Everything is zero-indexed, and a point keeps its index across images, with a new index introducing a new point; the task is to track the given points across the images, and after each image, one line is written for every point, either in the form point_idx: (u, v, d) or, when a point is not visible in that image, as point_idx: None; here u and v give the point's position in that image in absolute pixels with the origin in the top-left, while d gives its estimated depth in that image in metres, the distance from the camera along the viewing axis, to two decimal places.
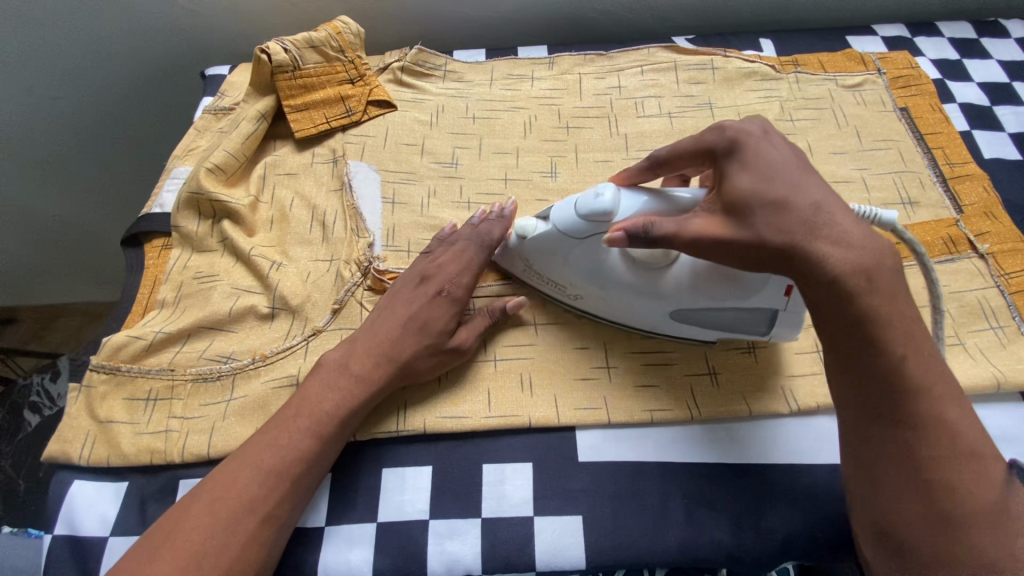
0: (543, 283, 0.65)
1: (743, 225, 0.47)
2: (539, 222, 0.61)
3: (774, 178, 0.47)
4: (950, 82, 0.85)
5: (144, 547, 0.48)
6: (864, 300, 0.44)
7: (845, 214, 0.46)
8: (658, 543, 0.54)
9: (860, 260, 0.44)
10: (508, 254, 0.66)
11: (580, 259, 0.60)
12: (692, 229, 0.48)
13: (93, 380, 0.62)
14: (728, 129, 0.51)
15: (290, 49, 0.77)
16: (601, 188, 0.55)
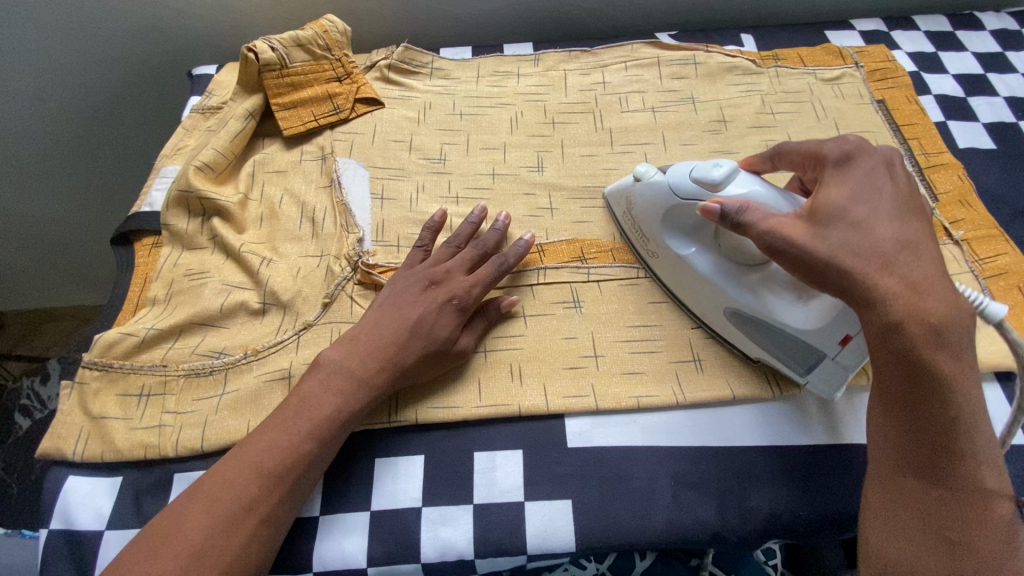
0: (635, 233, 0.69)
1: (820, 241, 0.49)
2: (658, 173, 0.65)
3: (871, 205, 0.50)
4: (926, 75, 0.87)
5: (141, 545, 0.48)
6: (922, 344, 0.44)
7: (929, 257, 0.47)
8: (644, 524, 0.56)
9: (933, 310, 0.44)
10: (619, 191, 0.70)
11: (678, 214, 0.63)
12: (767, 223, 0.51)
13: (86, 377, 0.62)
14: (842, 150, 0.54)
15: (277, 47, 0.78)
16: (722, 160, 0.58)
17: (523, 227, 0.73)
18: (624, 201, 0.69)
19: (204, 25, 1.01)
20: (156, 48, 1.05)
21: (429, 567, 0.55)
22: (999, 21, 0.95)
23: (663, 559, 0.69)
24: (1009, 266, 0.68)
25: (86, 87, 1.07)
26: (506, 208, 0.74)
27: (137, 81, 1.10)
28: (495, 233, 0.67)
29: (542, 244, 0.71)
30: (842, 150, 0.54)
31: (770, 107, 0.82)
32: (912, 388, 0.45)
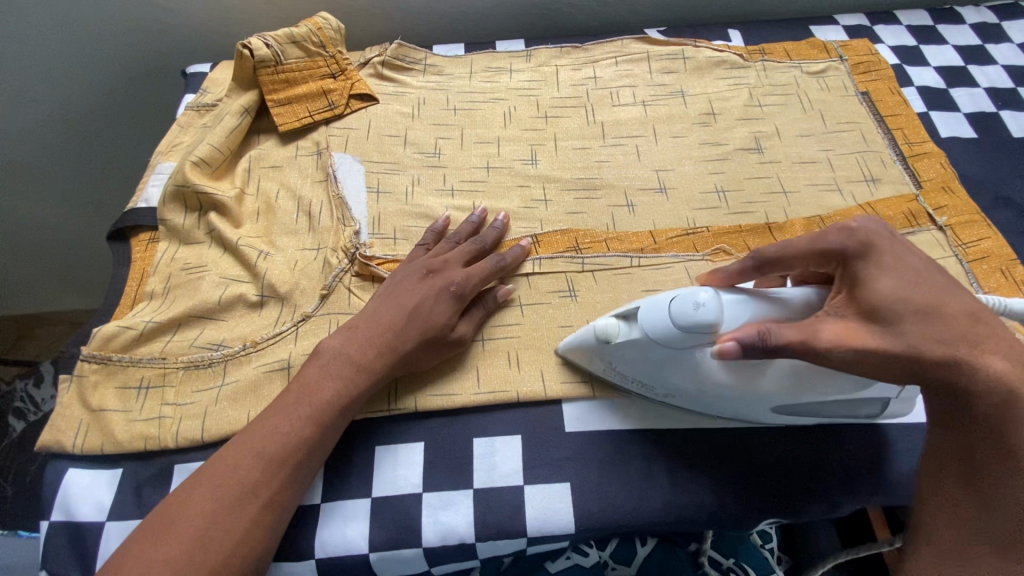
0: (618, 379, 0.59)
1: (915, 332, 0.45)
2: (621, 323, 0.55)
3: (931, 283, 0.47)
4: (909, 67, 0.89)
5: (146, 530, 0.49)
6: (1021, 421, 0.45)
7: (995, 323, 0.47)
8: (642, 505, 0.57)
9: (1015, 378, 0.45)
10: (580, 354, 0.60)
11: (673, 365, 0.54)
12: (835, 339, 0.45)
13: (84, 370, 0.62)
14: (860, 232, 0.49)
15: (272, 44, 0.79)
16: (698, 294, 0.50)
17: (518, 219, 0.74)
18: (592, 357, 0.59)
19: (197, 25, 1.01)
20: (149, 49, 1.05)
21: (430, 552, 0.56)
22: (978, 15, 0.98)
23: (663, 544, 0.70)
24: (991, 250, 0.70)
25: (79, 88, 1.07)
26: (501, 200, 0.75)
27: (130, 82, 1.10)
28: (484, 242, 0.68)
29: (536, 235, 0.72)
30: (860, 230, 0.49)
31: (758, 100, 0.84)
32: (1018, 466, 0.46)
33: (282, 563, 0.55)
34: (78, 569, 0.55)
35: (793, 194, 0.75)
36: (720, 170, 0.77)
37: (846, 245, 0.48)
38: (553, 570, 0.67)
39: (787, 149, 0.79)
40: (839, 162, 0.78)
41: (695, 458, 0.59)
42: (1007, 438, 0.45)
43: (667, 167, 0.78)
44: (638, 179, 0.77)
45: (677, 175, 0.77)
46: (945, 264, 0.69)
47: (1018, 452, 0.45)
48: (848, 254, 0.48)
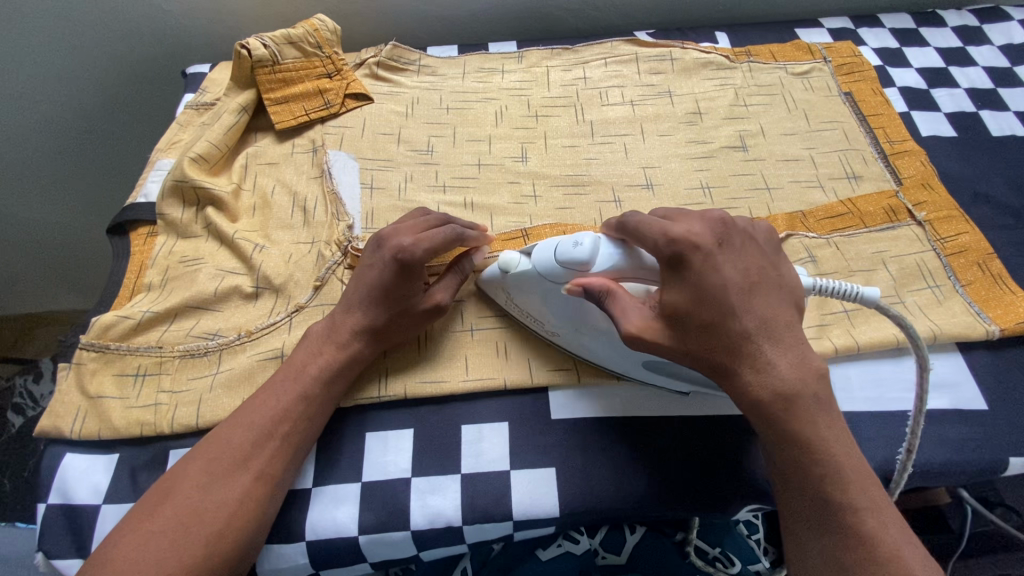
0: (524, 315, 0.64)
1: (681, 339, 0.51)
2: (522, 257, 0.61)
3: (713, 300, 0.50)
4: (891, 68, 0.92)
5: (145, 504, 0.52)
6: (785, 417, 0.49)
7: (780, 337, 0.50)
8: (624, 489, 0.58)
9: (780, 386, 0.49)
10: (491, 280, 0.66)
11: (557, 299, 0.60)
12: (629, 326, 0.52)
13: (83, 358, 0.64)
14: (679, 238, 0.51)
15: (269, 44, 0.81)
16: (580, 236, 0.57)
17: (507, 214, 0.76)
18: (500, 288, 0.65)
19: (197, 28, 1.03)
20: (150, 51, 1.07)
21: (418, 535, 0.57)
22: (959, 19, 1.00)
23: (651, 533, 0.71)
24: (969, 244, 0.71)
25: (81, 89, 1.09)
26: (492, 195, 0.77)
27: (131, 83, 1.12)
28: (444, 214, 0.65)
29: (526, 229, 0.74)
30: (679, 235, 0.51)
31: (743, 100, 0.86)
32: (792, 456, 0.49)
33: (272, 545, 0.57)
34: (74, 551, 0.57)
35: (777, 190, 0.77)
36: (706, 167, 0.79)
37: (659, 247, 0.52)
38: (544, 558, 0.67)
39: (771, 147, 0.81)
40: (822, 160, 0.80)
41: (674, 445, 0.60)
42: (775, 433, 0.50)
43: (654, 165, 0.79)
44: (625, 176, 0.79)
45: (664, 172, 0.79)
46: (923, 258, 0.71)
47: (791, 443, 0.49)
48: (660, 257, 0.52)
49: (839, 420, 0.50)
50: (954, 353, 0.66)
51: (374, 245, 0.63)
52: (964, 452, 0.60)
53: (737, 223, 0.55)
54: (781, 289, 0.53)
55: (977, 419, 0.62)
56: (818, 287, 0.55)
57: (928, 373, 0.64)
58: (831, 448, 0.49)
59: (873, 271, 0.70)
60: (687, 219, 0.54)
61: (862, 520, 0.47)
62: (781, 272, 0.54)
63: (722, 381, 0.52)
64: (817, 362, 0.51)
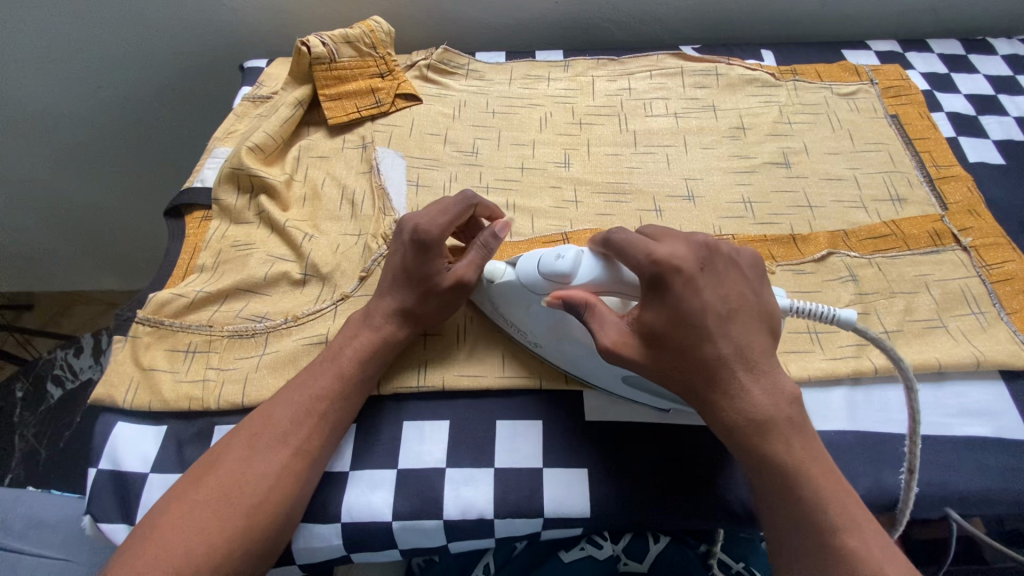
0: (509, 326, 0.64)
1: (659, 365, 0.51)
2: (508, 268, 0.61)
3: (689, 323, 0.50)
4: (938, 93, 0.91)
5: (192, 473, 0.54)
6: (761, 439, 0.49)
7: (755, 361, 0.50)
8: (655, 495, 0.59)
9: (757, 410, 0.50)
10: (479, 292, 0.66)
11: (539, 311, 0.59)
12: (605, 340, 0.52)
13: (138, 332, 0.67)
14: (662, 258, 0.50)
15: (328, 43, 0.84)
16: (565, 249, 0.55)
17: (548, 217, 0.77)
18: (485, 298, 0.65)
19: (251, 25, 1.06)
20: (206, 46, 1.10)
21: (450, 525, 0.58)
22: (1010, 47, 0.99)
23: (676, 544, 0.69)
24: (1015, 272, 0.70)
25: (138, 79, 1.13)
26: (534, 198, 0.79)
27: (188, 76, 1.15)
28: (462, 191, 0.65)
29: (567, 232, 0.75)
30: (662, 258, 0.50)
31: (788, 118, 0.86)
32: (772, 480, 0.49)
33: (309, 525, 0.58)
34: (121, 515, 0.59)
35: (819, 209, 0.77)
36: (747, 182, 0.79)
37: (641, 267, 0.51)
38: (566, 560, 0.67)
39: (815, 165, 0.81)
40: (866, 181, 0.80)
41: (697, 456, 0.61)
42: (750, 454, 0.50)
43: (696, 176, 0.80)
44: (667, 186, 0.79)
45: (705, 185, 0.79)
46: (968, 283, 0.70)
47: (766, 464, 0.49)
48: (642, 279, 0.51)
49: (814, 441, 0.50)
50: (997, 380, 0.65)
51: (396, 232, 0.65)
52: (1003, 482, 0.59)
53: (722, 245, 0.54)
54: (757, 312, 0.52)
55: (1019, 450, 0.61)
56: (796, 308, 0.55)
57: (968, 399, 0.64)
58: (807, 469, 0.49)
59: (916, 294, 0.69)
60: (672, 240, 0.53)
61: (838, 540, 0.46)
62: (758, 295, 0.53)
63: (698, 406, 0.52)
64: (790, 386, 0.51)
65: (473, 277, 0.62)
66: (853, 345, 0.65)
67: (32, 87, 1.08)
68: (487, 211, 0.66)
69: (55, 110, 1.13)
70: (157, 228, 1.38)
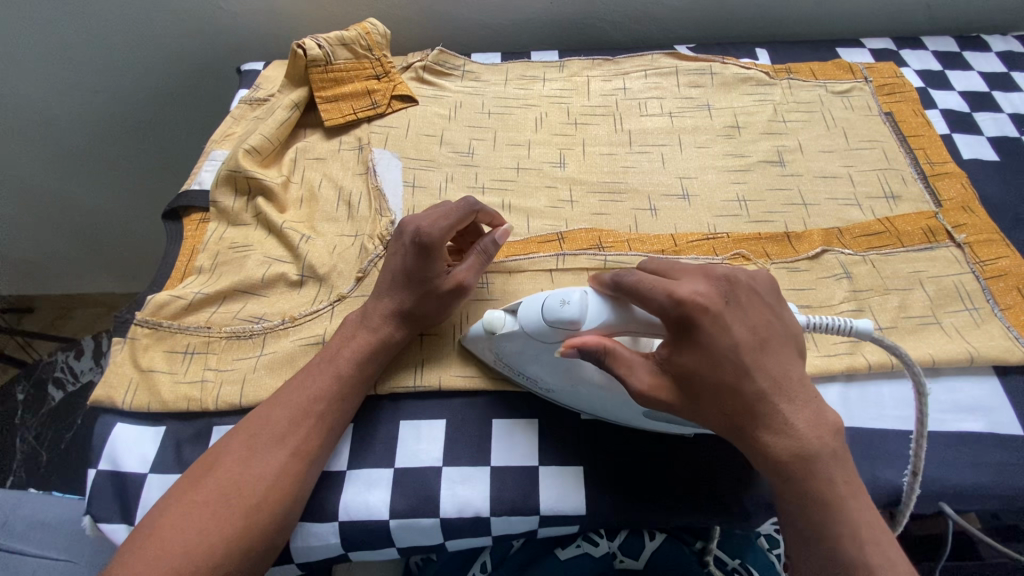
0: (514, 375, 0.63)
1: (695, 405, 0.51)
2: (507, 317, 0.60)
3: (725, 357, 0.49)
4: (933, 91, 0.92)
5: (191, 473, 0.55)
6: (808, 478, 0.48)
7: (794, 394, 0.50)
8: (650, 492, 0.59)
9: (802, 447, 0.48)
10: (476, 343, 0.64)
11: (548, 360, 0.58)
12: (640, 385, 0.51)
13: (137, 333, 0.68)
14: (685, 297, 0.50)
15: (324, 45, 0.84)
16: (569, 293, 0.55)
17: (544, 216, 0.77)
18: (484, 348, 0.63)
19: (248, 29, 1.07)
20: (203, 49, 1.10)
21: (447, 523, 0.58)
22: (1005, 44, 0.99)
23: (671, 541, 0.70)
24: (1009, 268, 0.71)
25: (137, 83, 1.13)
26: (529, 199, 0.79)
27: (185, 80, 1.15)
28: (463, 196, 0.65)
29: (563, 232, 0.75)
30: (685, 296, 0.50)
31: (782, 116, 0.86)
32: (822, 525, 0.48)
33: (307, 523, 0.59)
34: (121, 515, 0.59)
35: (814, 206, 0.77)
36: (741, 181, 0.80)
37: (664, 309, 0.50)
38: (562, 557, 0.68)
39: (809, 164, 0.81)
40: (860, 178, 0.80)
41: (692, 455, 0.61)
42: (798, 495, 0.49)
43: (690, 175, 0.81)
44: (661, 185, 0.80)
45: (700, 183, 0.80)
46: (962, 280, 0.70)
47: (815, 507, 0.48)
48: (668, 319, 0.51)
49: (856, 474, 0.49)
50: (991, 376, 0.65)
51: (396, 234, 0.65)
52: (997, 477, 0.59)
53: (743, 277, 0.54)
54: (788, 342, 0.52)
55: (1013, 445, 0.61)
56: (813, 323, 0.54)
57: (963, 395, 0.64)
58: (852, 506, 0.47)
59: (910, 291, 0.70)
60: (691, 278, 0.53)
61: None
62: (786, 323, 0.53)
63: (741, 445, 0.51)
64: (832, 417, 0.50)
65: (472, 281, 0.64)
66: (847, 342, 0.66)
67: (31, 91, 1.09)
68: (486, 218, 0.67)
69: (54, 114, 1.13)
70: (158, 229, 1.39)
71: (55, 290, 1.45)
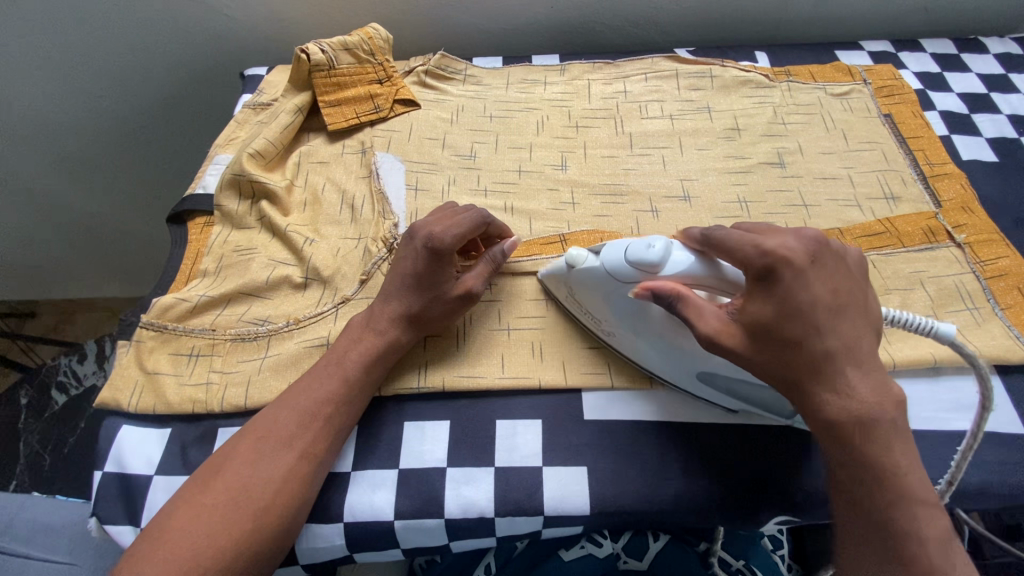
0: (582, 312, 0.66)
1: (758, 356, 0.51)
2: (589, 256, 0.61)
3: (799, 318, 0.50)
4: (931, 92, 0.92)
5: (197, 479, 0.55)
6: (859, 439, 0.50)
7: (862, 361, 0.51)
8: (655, 494, 0.59)
9: (860, 409, 0.50)
10: (556, 278, 0.66)
11: (621, 300, 0.60)
12: (706, 328, 0.52)
13: (143, 336, 0.68)
14: (771, 251, 0.50)
15: (327, 50, 0.85)
16: (654, 239, 0.56)
17: (546, 219, 0.78)
18: (562, 283, 0.66)
19: (251, 34, 1.07)
20: (206, 54, 1.11)
21: (452, 523, 0.59)
22: (1003, 46, 1.00)
23: (675, 542, 0.71)
24: (1009, 268, 0.71)
25: (140, 89, 1.14)
26: (531, 201, 0.79)
27: (187, 85, 1.16)
28: (475, 207, 0.67)
29: (565, 234, 0.75)
30: (773, 249, 0.50)
31: (782, 118, 0.87)
32: (866, 481, 0.49)
33: (312, 524, 0.59)
34: (126, 517, 0.59)
35: (814, 208, 0.78)
36: (742, 182, 0.80)
37: (749, 259, 0.51)
38: (567, 559, 0.68)
39: (809, 165, 0.82)
40: (860, 179, 0.80)
41: (698, 457, 0.61)
42: (847, 454, 0.50)
43: (691, 177, 0.81)
44: (663, 187, 0.80)
45: (701, 185, 0.80)
46: (962, 280, 0.71)
47: (860, 464, 0.50)
48: (749, 270, 0.51)
49: (912, 448, 0.50)
50: (992, 375, 0.65)
51: (406, 238, 0.66)
52: (998, 475, 0.60)
53: (832, 243, 0.53)
54: (865, 313, 0.52)
55: (1014, 443, 0.61)
56: (893, 317, 0.55)
57: (966, 395, 0.64)
58: (905, 475, 0.49)
59: (911, 291, 0.70)
60: (780, 233, 0.53)
61: (928, 547, 0.48)
62: (866, 296, 0.53)
63: (796, 398, 0.52)
64: (894, 389, 0.51)
65: (480, 288, 0.65)
66: None
67: (35, 97, 1.09)
68: (496, 230, 0.69)
69: (57, 120, 1.14)
70: (161, 233, 1.40)
71: (57, 296, 1.46)
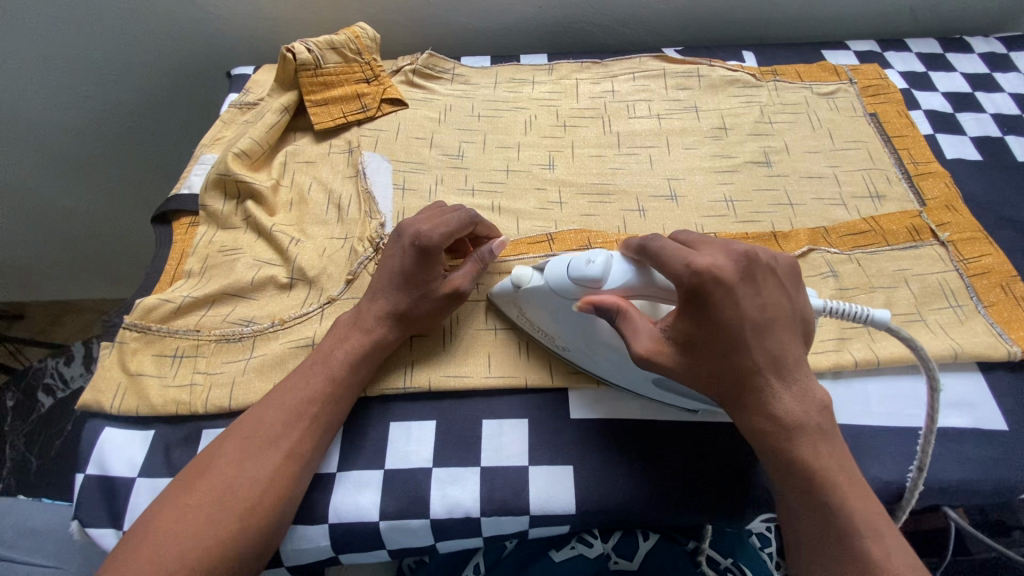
0: (535, 330, 0.65)
1: (691, 371, 0.52)
2: (534, 274, 0.61)
3: (725, 333, 0.50)
4: (916, 91, 0.93)
5: (181, 482, 0.55)
6: (789, 446, 0.50)
7: (789, 371, 0.51)
8: (642, 493, 0.59)
9: (788, 417, 0.50)
10: (504, 297, 0.66)
11: (567, 315, 0.60)
12: (640, 348, 0.52)
13: (126, 337, 0.67)
14: (701, 269, 0.50)
15: (313, 49, 0.85)
16: (595, 253, 0.57)
17: (533, 218, 0.78)
18: (511, 302, 0.66)
19: (238, 33, 1.07)
20: (193, 53, 1.10)
21: (437, 523, 0.59)
22: (987, 45, 1.01)
23: (664, 540, 0.70)
24: (992, 266, 0.72)
25: (126, 88, 1.13)
26: (518, 200, 0.79)
27: (174, 84, 1.16)
28: (462, 207, 0.67)
29: (552, 233, 0.75)
30: (702, 267, 0.50)
31: (769, 117, 0.87)
32: (801, 486, 0.50)
33: (297, 526, 0.58)
34: (109, 520, 0.59)
35: (800, 206, 0.78)
36: (729, 181, 0.81)
37: (680, 276, 0.51)
38: (557, 559, 0.68)
39: (795, 164, 0.82)
40: (845, 178, 0.81)
41: (684, 457, 0.61)
42: (780, 461, 0.51)
43: (678, 176, 0.81)
44: (650, 186, 0.80)
45: (688, 184, 0.80)
46: (945, 278, 0.71)
47: (793, 470, 0.50)
48: (681, 288, 0.51)
49: (841, 449, 0.51)
50: (975, 372, 0.66)
51: (395, 235, 0.66)
52: (981, 471, 0.60)
53: (762, 255, 0.53)
54: (794, 323, 0.52)
55: (997, 440, 0.62)
56: (830, 307, 0.54)
57: (949, 392, 0.65)
58: (837, 479, 0.49)
59: (895, 288, 0.70)
60: (710, 249, 0.53)
61: (867, 546, 0.47)
62: (797, 305, 0.53)
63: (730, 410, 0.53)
64: (821, 394, 0.52)
65: (468, 287, 0.65)
66: (834, 339, 0.66)
67: (20, 98, 1.08)
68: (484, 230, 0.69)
69: (42, 121, 1.13)
70: (149, 234, 1.39)
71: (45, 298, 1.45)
